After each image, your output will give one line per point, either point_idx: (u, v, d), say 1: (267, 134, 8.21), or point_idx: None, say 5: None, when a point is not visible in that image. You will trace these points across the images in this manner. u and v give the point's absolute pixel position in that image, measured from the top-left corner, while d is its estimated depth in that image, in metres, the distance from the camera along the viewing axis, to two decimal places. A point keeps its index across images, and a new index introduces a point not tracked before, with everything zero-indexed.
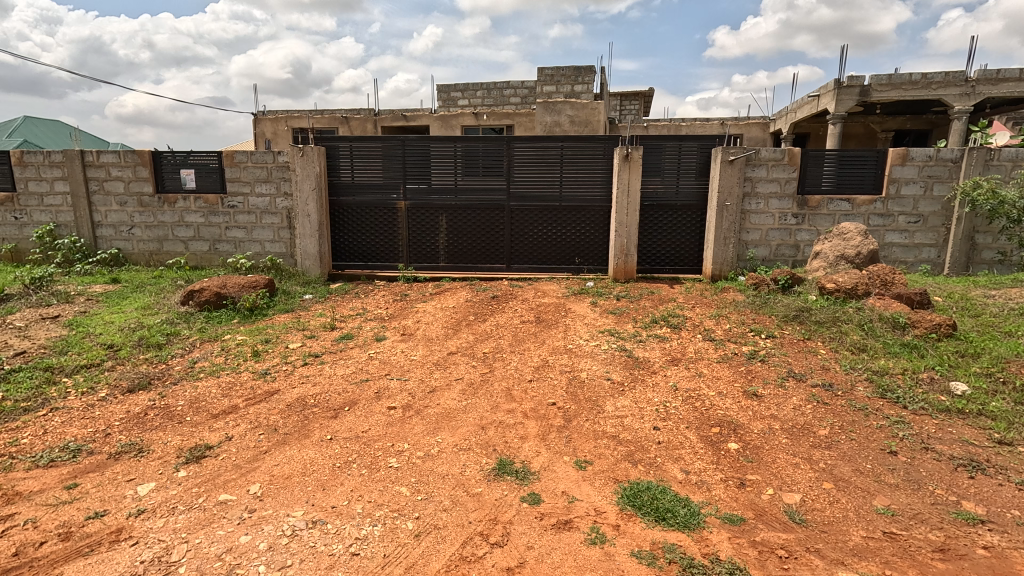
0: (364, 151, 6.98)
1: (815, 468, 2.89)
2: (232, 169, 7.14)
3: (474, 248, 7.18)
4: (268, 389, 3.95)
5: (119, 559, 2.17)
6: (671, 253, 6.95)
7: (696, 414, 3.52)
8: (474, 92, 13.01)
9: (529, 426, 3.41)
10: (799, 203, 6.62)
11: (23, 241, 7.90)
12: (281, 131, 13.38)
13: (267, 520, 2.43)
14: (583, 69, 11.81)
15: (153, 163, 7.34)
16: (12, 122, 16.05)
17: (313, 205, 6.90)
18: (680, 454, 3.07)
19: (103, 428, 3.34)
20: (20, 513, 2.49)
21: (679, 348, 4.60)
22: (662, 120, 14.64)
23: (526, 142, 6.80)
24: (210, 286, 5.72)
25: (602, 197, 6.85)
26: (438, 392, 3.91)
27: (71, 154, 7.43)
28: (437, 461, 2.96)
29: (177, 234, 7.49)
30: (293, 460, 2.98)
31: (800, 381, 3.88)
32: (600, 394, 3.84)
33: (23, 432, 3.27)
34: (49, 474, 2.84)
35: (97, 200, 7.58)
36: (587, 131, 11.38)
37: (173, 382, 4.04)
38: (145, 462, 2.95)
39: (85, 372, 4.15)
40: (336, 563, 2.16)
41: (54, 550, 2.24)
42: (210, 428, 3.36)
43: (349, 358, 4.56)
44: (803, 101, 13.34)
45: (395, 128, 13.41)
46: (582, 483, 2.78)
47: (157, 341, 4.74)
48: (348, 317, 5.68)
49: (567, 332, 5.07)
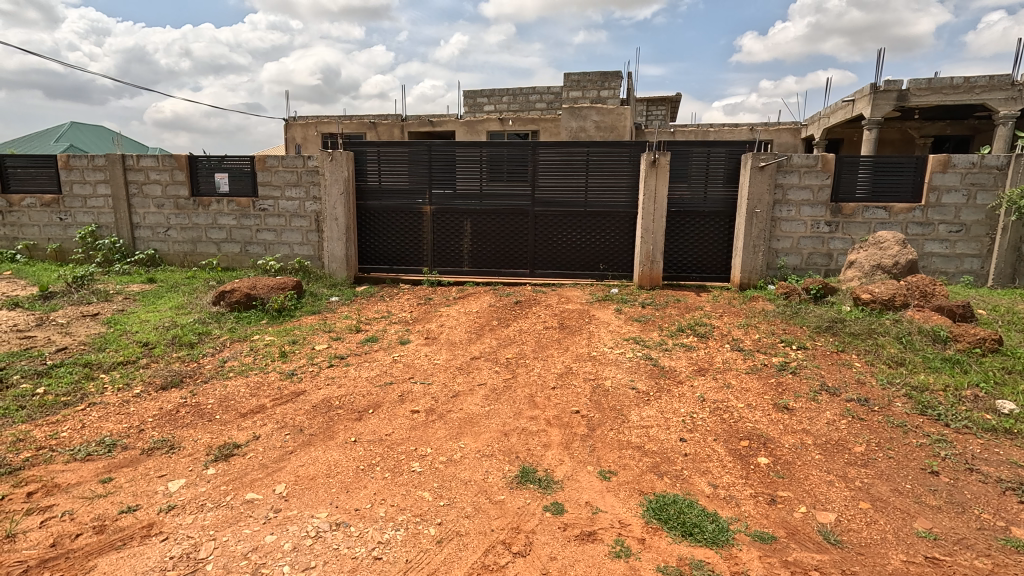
0: (391, 156, 7.07)
1: (852, 487, 2.78)
2: (264, 173, 7.31)
3: (497, 253, 7.20)
4: (294, 390, 4.00)
5: (150, 554, 2.21)
6: (699, 260, 6.83)
7: (723, 427, 3.43)
8: (500, 98, 13.12)
9: (552, 434, 3.37)
10: (833, 210, 6.42)
11: (67, 241, 8.24)
12: (311, 136, 13.68)
13: (292, 521, 2.45)
14: (609, 74, 11.87)
15: (189, 167, 7.58)
16: (60, 128, 16.90)
17: (341, 209, 7.02)
18: (708, 466, 2.99)
19: (138, 424, 3.44)
20: (58, 504, 2.57)
21: (707, 358, 4.51)
22: (689, 126, 14.45)
23: (551, 147, 6.78)
24: (241, 287, 5.86)
25: (628, 203, 6.78)
26: (461, 396, 3.90)
27: (113, 158, 7.73)
28: (460, 467, 2.95)
29: (211, 236, 7.71)
30: (318, 461, 3.01)
31: (833, 395, 3.74)
32: (624, 404, 3.77)
33: (64, 425, 3.39)
34: (85, 467, 2.93)
35: (136, 203, 7.86)
36: (612, 136, 11.29)
37: (204, 380, 4.14)
38: (176, 458, 3.03)
39: (122, 368, 4.29)
40: (359, 566, 2.16)
41: (89, 542, 2.30)
42: (239, 427, 3.42)
43: (374, 360, 4.61)
44: (837, 106, 13.00)
45: (421, 134, 13.54)
46: (607, 493, 2.73)
47: (190, 340, 4.87)
48: (373, 320, 5.74)
49: (591, 339, 5.02)
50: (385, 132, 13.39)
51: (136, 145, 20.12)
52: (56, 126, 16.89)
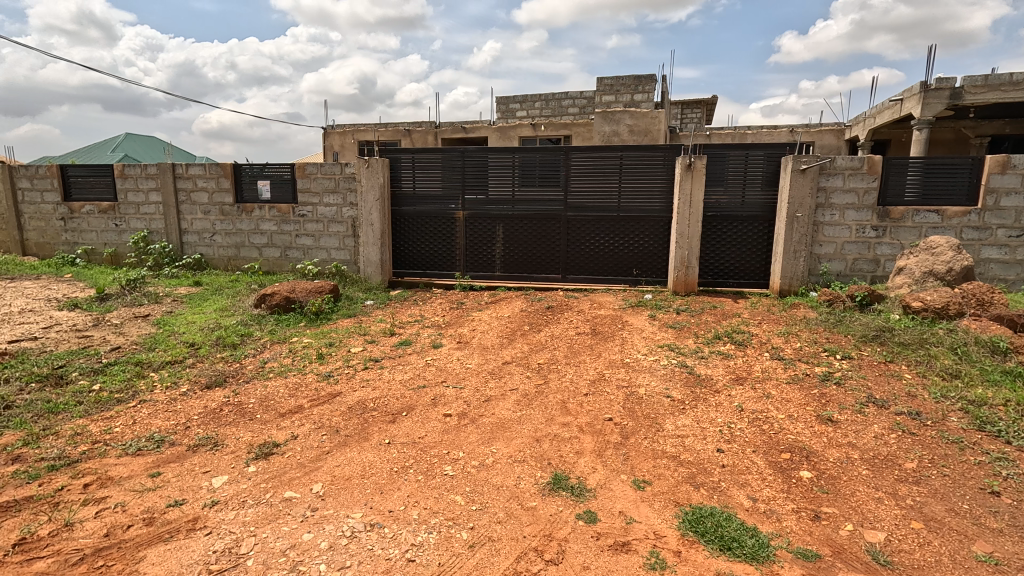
0: (425, 162, 7.18)
1: (902, 505, 2.64)
2: (303, 180, 7.54)
3: (529, 258, 7.20)
4: (331, 391, 4.10)
5: (194, 548, 2.30)
6: (736, 266, 6.66)
7: (763, 438, 3.32)
8: (532, 104, 13.17)
9: (585, 441, 3.33)
10: (880, 214, 6.16)
11: (121, 245, 8.70)
12: (348, 144, 14.05)
13: (328, 520, 2.50)
14: (643, 78, 11.73)
15: (234, 175, 7.90)
16: (115, 139, 17.89)
17: (376, 215, 7.16)
18: (747, 479, 2.90)
19: (184, 421, 3.59)
20: (111, 496, 2.71)
21: (745, 366, 4.38)
22: (726, 129, 14.13)
23: (584, 152, 6.75)
24: (281, 290, 6.05)
25: (662, 207, 6.68)
26: (493, 401, 3.91)
27: (164, 167, 8.13)
28: (492, 471, 2.96)
29: (253, 241, 8.00)
30: (353, 461, 3.07)
31: (882, 408, 3.57)
32: (659, 412, 3.70)
33: (116, 421, 3.57)
34: (136, 461, 3.07)
35: (185, 210, 8.23)
36: (646, 140, 11.16)
37: (246, 380, 4.29)
38: (219, 455, 3.14)
39: (170, 367, 4.49)
40: (393, 568, 2.18)
41: (139, 533, 2.41)
42: (278, 426, 3.53)
43: (407, 363, 4.67)
44: (883, 106, 12.47)
45: (455, 140, 13.71)
46: (641, 503, 2.67)
47: (233, 341, 5.05)
48: (407, 323, 5.83)
49: (624, 346, 4.95)
50: (419, 139, 13.62)
51: (185, 155, 21.13)
52: (112, 137, 17.90)
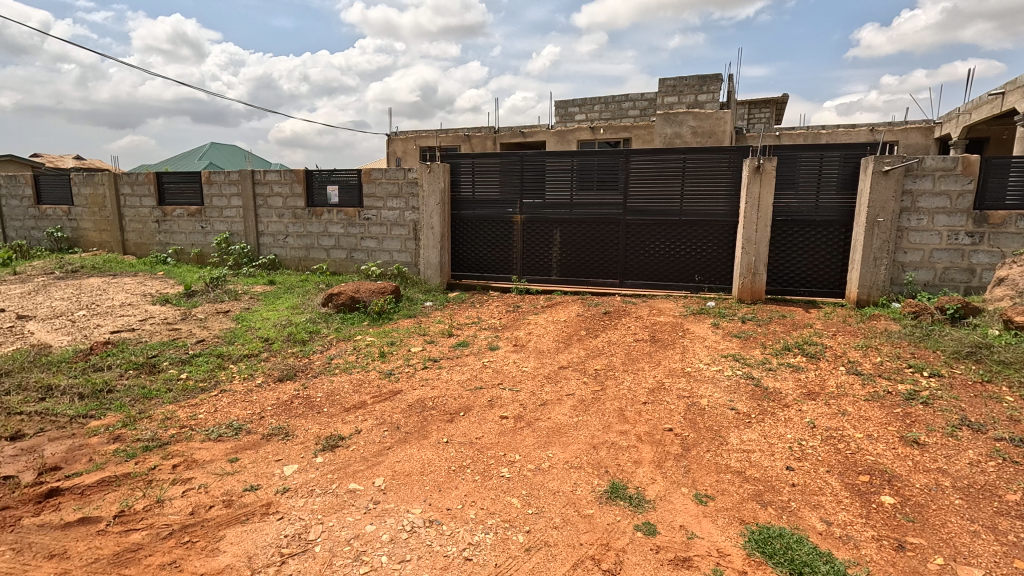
0: (484, 167, 7.29)
1: (1003, 541, 2.38)
2: (369, 185, 7.86)
3: (587, 262, 7.13)
4: (392, 388, 4.24)
5: (268, 531, 2.44)
6: (808, 274, 6.29)
7: (838, 458, 3.10)
8: (591, 107, 13.06)
9: (643, 451, 3.25)
10: (976, 219, 5.61)
11: (206, 246, 9.42)
12: (410, 149, 14.51)
13: (389, 513, 2.58)
14: (708, 78, 11.34)
15: (306, 180, 8.36)
16: (202, 148, 19.43)
17: (437, 218, 7.35)
18: (820, 500, 2.72)
19: (259, 411, 3.83)
20: (195, 477, 2.93)
21: (818, 380, 4.11)
22: (797, 129, 13.39)
23: (645, 155, 6.61)
24: (347, 290, 6.33)
25: (727, 212, 6.42)
26: (549, 405, 3.89)
27: (244, 174, 8.73)
28: (548, 476, 2.95)
29: (322, 243, 8.43)
30: (413, 458, 3.15)
31: (978, 432, 3.24)
32: (722, 425, 3.55)
33: (200, 408, 3.86)
34: (218, 446, 3.31)
35: (262, 213, 8.80)
36: (710, 142, 10.78)
37: (314, 375, 4.52)
38: (290, 445, 3.33)
39: (247, 360, 4.81)
40: (450, 565, 2.22)
41: (220, 513, 2.59)
42: (343, 420, 3.69)
43: (464, 364, 4.75)
44: (981, 100, 11.38)
45: (513, 144, 13.83)
46: (703, 519, 2.57)
47: (303, 338, 5.34)
48: (464, 325, 5.93)
49: (685, 354, 4.79)
50: (479, 144, 13.85)
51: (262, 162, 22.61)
52: (199, 146, 19.45)
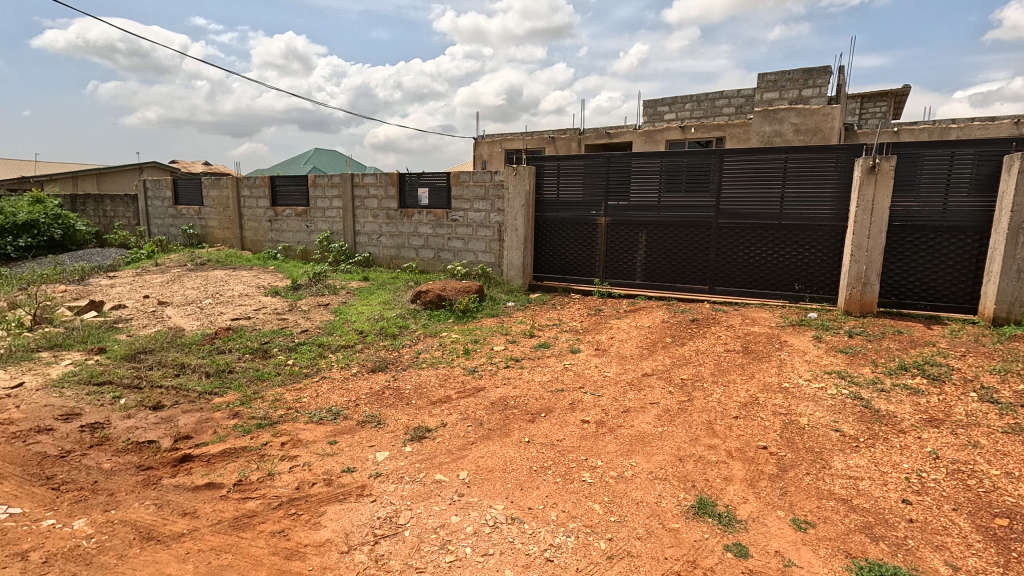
0: (569, 169, 7.28)
1: None
2: (457, 187, 8.14)
3: (673, 266, 6.87)
4: (475, 385, 4.36)
5: (362, 511, 2.62)
6: (932, 286, 5.61)
7: (967, 495, 2.74)
8: (682, 106, 12.57)
9: (734, 467, 3.08)
10: None
11: (310, 244, 10.26)
12: (496, 152, 14.82)
13: (473, 506, 2.66)
14: (815, 70, 10.49)
15: (399, 183, 8.83)
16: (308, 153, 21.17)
17: (521, 220, 7.45)
18: (944, 541, 2.42)
19: (354, 399, 4.11)
20: (300, 455, 3.21)
21: (942, 406, 3.66)
22: (921, 123, 11.98)
23: (740, 155, 6.26)
24: (434, 288, 6.60)
25: (835, 216, 5.90)
26: (632, 413, 3.80)
27: (345, 177, 9.39)
28: (631, 485, 2.88)
29: (411, 242, 8.85)
30: (495, 455, 3.22)
31: None
32: (825, 447, 3.27)
33: (304, 392, 4.22)
34: (319, 428, 3.60)
35: (359, 214, 9.41)
36: (815, 140, 9.96)
37: (404, 368, 4.77)
38: (381, 432, 3.53)
39: (344, 350, 5.18)
40: (532, 564, 2.25)
41: (321, 491, 2.81)
42: (429, 413, 3.85)
43: (546, 366, 4.78)
44: None
45: (599, 146, 13.66)
46: (801, 546, 2.39)
47: (393, 332, 5.65)
48: (546, 326, 5.96)
49: (782, 368, 4.47)
50: (564, 146, 13.83)
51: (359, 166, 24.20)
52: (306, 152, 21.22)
